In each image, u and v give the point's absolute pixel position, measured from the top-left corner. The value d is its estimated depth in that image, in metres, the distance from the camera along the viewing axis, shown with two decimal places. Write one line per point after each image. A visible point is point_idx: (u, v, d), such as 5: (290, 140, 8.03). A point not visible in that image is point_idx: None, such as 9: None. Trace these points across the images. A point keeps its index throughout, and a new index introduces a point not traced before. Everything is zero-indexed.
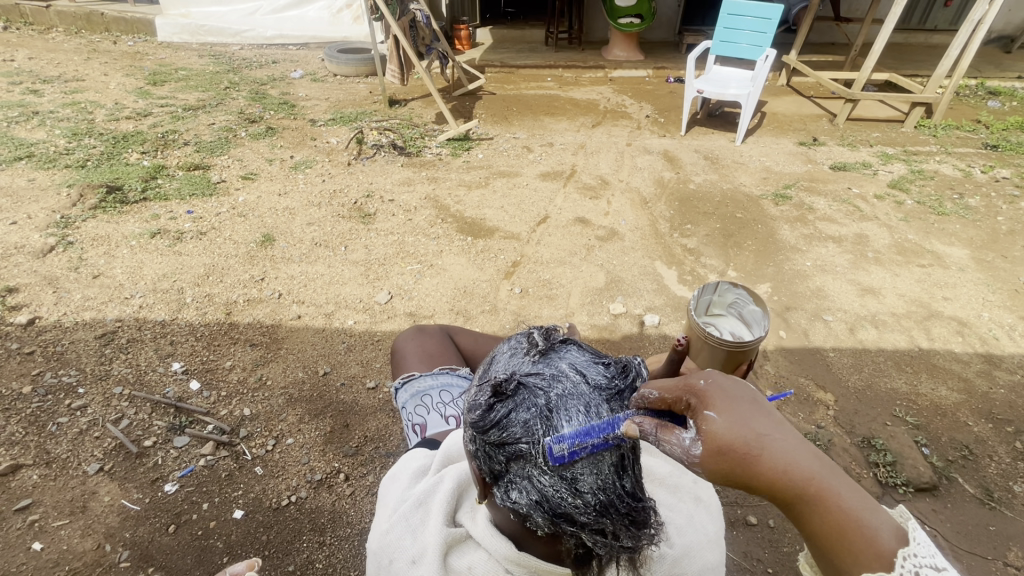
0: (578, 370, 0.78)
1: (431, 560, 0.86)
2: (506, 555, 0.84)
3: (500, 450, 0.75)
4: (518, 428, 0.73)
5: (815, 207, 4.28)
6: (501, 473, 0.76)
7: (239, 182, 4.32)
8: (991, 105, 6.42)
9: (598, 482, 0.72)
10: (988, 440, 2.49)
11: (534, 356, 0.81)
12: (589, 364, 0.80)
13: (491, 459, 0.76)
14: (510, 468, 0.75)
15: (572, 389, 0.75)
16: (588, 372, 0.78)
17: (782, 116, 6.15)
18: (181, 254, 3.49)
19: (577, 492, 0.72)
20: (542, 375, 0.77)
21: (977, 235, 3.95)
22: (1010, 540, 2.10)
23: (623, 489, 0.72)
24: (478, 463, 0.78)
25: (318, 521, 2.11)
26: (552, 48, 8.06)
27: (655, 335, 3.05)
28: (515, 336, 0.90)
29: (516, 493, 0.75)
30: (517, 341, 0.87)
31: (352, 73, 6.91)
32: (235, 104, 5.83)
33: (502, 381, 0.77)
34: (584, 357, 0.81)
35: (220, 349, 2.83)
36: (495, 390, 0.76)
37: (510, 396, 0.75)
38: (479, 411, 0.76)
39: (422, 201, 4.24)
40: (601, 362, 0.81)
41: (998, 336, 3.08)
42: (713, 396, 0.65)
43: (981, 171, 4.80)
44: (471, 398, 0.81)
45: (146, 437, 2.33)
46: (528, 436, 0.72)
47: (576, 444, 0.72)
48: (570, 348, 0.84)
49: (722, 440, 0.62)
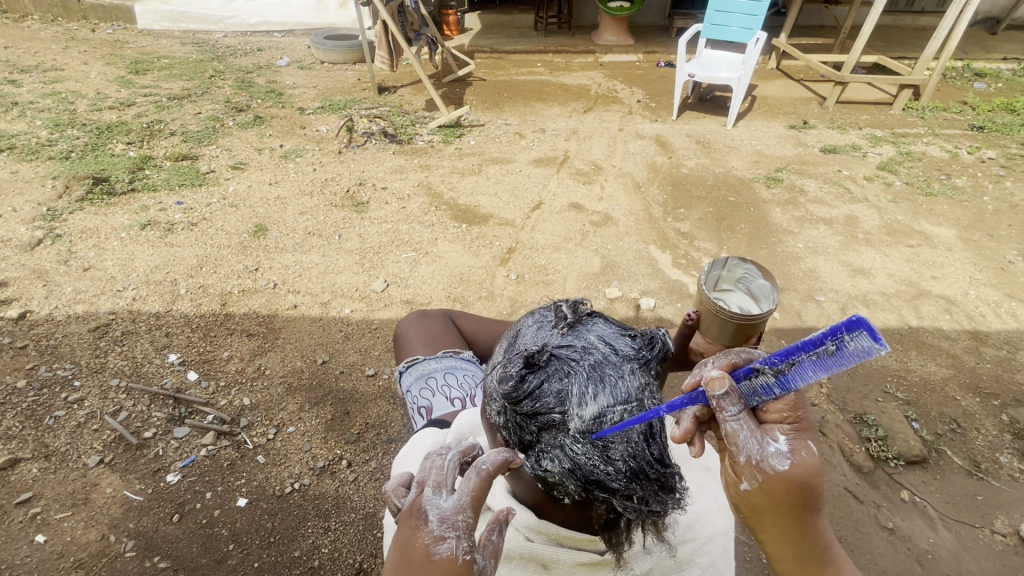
0: (607, 341, 0.80)
1: None
2: (526, 524, 0.87)
3: (532, 421, 0.76)
4: (551, 398, 0.74)
5: (806, 189, 4.32)
6: (530, 443, 0.78)
7: (229, 172, 4.26)
8: (977, 87, 6.49)
9: (628, 450, 0.73)
10: (976, 413, 2.55)
11: (563, 328, 0.83)
12: (617, 336, 0.82)
13: (522, 430, 0.77)
14: (541, 439, 0.76)
15: (604, 357, 0.77)
16: (615, 343, 0.80)
17: (773, 100, 6.17)
18: (172, 245, 3.45)
19: (609, 460, 0.73)
20: (573, 346, 0.79)
21: (964, 216, 4.01)
22: (998, 509, 2.17)
23: (655, 455, 0.74)
24: (507, 435, 0.79)
25: (322, 506, 2.13)
26: (542, 34, 7.99)
27: (651, 318, 3.09)
28: (541, 308, 0.92)
29: (547, 462, 0.76)
30: (543, 314, 0.89)
31: (340, 61, 6.80)
32: (222, 92, 5.72)
33: (534, 352, 0.77)
34: (610, 330, 0.83)
35: (217, 339, 2.81)
36: (527, 361, 0.75)
37: (542, 366, 0.76)
38: (511, 382, 0.74)
39: (415, 188, 4.22)
40: (629, 334, 0.83)
41: (985, 313, 3.15)
42: (812, 428, 0.79)
43: (968, 152, 4.86)
44: (497, 370, 0.80)
45: (145, 429, 2.32)
46: (561, 406, 0.74)
47: (608, 413, 0.74)
48: (596, 320, 0.86)
49: (807, 474, 0.77)
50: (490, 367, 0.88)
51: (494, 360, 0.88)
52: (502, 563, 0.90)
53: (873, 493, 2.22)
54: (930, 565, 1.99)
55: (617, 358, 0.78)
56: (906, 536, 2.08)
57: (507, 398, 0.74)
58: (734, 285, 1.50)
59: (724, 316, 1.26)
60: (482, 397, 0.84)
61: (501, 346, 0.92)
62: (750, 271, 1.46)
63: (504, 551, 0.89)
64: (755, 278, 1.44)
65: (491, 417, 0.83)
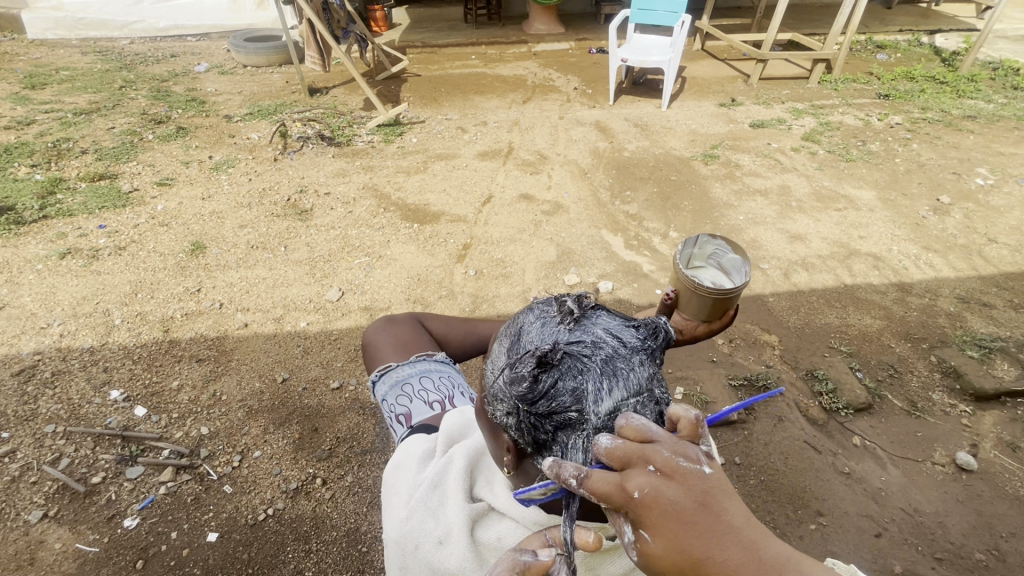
0: (613, 334, 0.81)
1: (459, 537, 0.88)
2: (536, 521, 0.88)
3: (547, 421, 0.75)
4: (567, 396, 0.73)
5: (741, 163, 4.54)
6: (544, 442, 0.77)
7: (155, 189, 3.97)
8: (880, 58, 7.01)
9: None
10: (909, 358, 2.78)
11: (568, 324, 0.82)
12: (622, 328, 0.83)
13: (536, 431, 0.76)
14: (555, 437, 0.75)
15: (613, 352, 0.78)
16: (621, 335, 0.81)
17: (701, 80, 6.42)
18: (100, 273, 3.18)
19: None
20: (582, 343, 0.79)
21: (880, 177, 4.34)
22: (935, 443, 2.38)
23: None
24: (519, 435, 0.78)
25: (300, 529, 2.05)
26: (473, 25, 7.92)
27: (610, 301, 3.15)
28: (540, 301, 0.90)
29: None
30: (544, 307, 0.87)
31: (265, 63, 6.46)
32: (136, 104, 5.31)
33: (545, 352, 0.76)
34: (615, 321, 0.84)
35: (163, 369, 2.63)
36: (540, 361, 0.75)
37: (555, 365, 0.75)
38: (525, 384, 0.73)
39: (360, 191, 4.09)
40: (632, 325, 0.84)
41: (907, 266, 3.43)
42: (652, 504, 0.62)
43: (879, 119, 5.25)
44: (507, 371, 0.79)
45: (93, 474, 2.14)
46: (577, 404, 0.73)
47: (620, 407, 0.74)
48: (602, 314, 0.86)
49: (663, 560, 0.62)
50: (493, 366, 0.85)
51: (495, 359, 0.86)
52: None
53: (830, 442, 2.38)
54: (885, 501, 2.16)
55: (626, 351, 0.78)
56: (861, 478, 2.24)
57: (523, 400, 0.73)
58: (705, 261, 1.47)
59: (703, 292, 1.27)
60: (488, 397, 0.82)
61: (498, 342, 0.89)
62: (721, 247, 1.44)
63: None
64: (726, 252, 1.42)
65: (496, 418, 0.81)
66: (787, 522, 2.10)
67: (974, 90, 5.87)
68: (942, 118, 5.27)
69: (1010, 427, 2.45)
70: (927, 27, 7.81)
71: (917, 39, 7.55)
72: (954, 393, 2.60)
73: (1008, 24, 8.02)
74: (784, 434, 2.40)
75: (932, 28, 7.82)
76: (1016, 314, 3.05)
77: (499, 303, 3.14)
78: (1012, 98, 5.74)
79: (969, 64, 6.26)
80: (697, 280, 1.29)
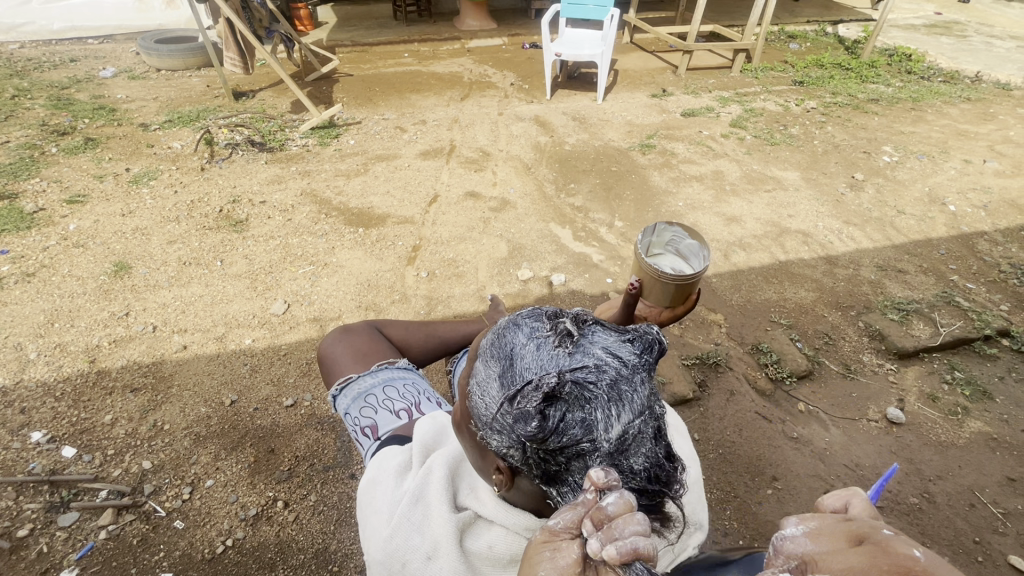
0: (613, 353, 0.79)
1: (448, 549, 0.86)
2: (526, 526, 0.86)
3: (559, 453, 0.73)
4: (577, 428, 0.72)
5: (676, 151, 4.71)
6: (555, 472, 0.76)
7: (65, 208, 3.62)
8: (792, 48, 7.50)
9: (647, 457, 0.74)
10: (840, 325, 3.00)
11: (567, 346, 0.78)
12: (619, 345, 0.81)
13: (546, 462, 0.75)
14: (567, 466, 0.75)
15: (617, 374, 0.76)
16: (620, 352, 0.79)
17: (633, 72, 6.62)
18: (7, 303, 2.87)
19: (632, 472, 0.74)
20: (586, 367, 0.76)
21: (802, 159, 4.65)
22: (868, 401, 2.59)
23: (664, 452, 0.78)
24: (527, 467, 0.77)
25: (264, 557, 1.94)
26: (403, 23, 7.76)
27: (564, 292, 3.19)
28: (526, 316, 0.85)
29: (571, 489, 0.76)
30: (534, 325, 0.82)
31: (180, 67, 6.03)
32: (33, 114, 4.82)
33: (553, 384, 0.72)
34: (611, 338, 0.82)
35: (93, 403, 2.41)
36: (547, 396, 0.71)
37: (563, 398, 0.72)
38: (534, 423, 0.71)
39: (299, 197, 3.92)
40: (627, 339, 0.83)
41: (832, 240, 3.70)
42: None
43: (796, 104, 5.61)
44: (509, 404, 0.75)
45: (18, 527, 1.94)
46: (588, 434, 0.72)
47: (627, 428, 0.73)
48: (597, 330, 0.83)
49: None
50: (486, 393, 0.79)
51: (485, 384, 0.80)
52: (508, 569, 0.88)
53: (778, 411, 2.52)
54: (830, 459, 2.32)
55: (628, 371, 0.77)
56: (808, 440, 2.40)
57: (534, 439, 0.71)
58: (663, 248, 1.55)
59: (665, 279, 1.31)
60: (484, 429, 0.79)
61: (483, 363, 0.83)
62: (678, 234, 1.52)
63: (506, 556, 0.87)
64: (683, 239, 1.51)
65: (493, 448, 0.78)
66: (745, 489, 2.22)
67: (875, 75, 6.40)
68: (851, 102, 5.71)
69: (930, 380, 2.70)
70: (830, 18, 8.43)
71: (823, 29, 8.12)
72: (881, 353, 2.83)
73: (898, 14, 8.80)
74: (737, 407, 2.53)
75: (834, 19, 8.44)
76: (925, 278, 3.36)
77: (453, 303, 3.11)
78: (907, 82, 6.31)
79: (868, 51, 6.81)
80: (658, 269, 1.34)
